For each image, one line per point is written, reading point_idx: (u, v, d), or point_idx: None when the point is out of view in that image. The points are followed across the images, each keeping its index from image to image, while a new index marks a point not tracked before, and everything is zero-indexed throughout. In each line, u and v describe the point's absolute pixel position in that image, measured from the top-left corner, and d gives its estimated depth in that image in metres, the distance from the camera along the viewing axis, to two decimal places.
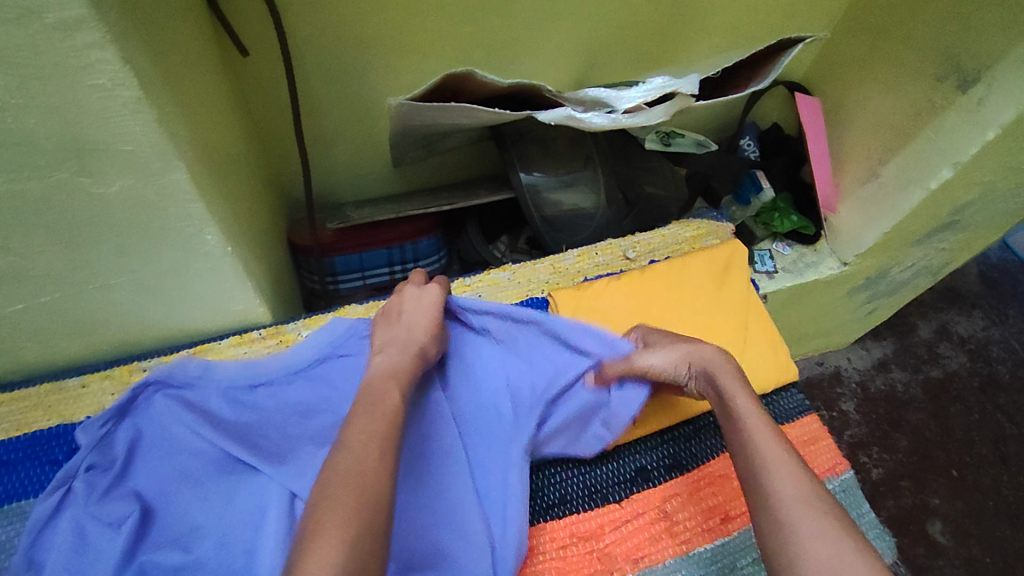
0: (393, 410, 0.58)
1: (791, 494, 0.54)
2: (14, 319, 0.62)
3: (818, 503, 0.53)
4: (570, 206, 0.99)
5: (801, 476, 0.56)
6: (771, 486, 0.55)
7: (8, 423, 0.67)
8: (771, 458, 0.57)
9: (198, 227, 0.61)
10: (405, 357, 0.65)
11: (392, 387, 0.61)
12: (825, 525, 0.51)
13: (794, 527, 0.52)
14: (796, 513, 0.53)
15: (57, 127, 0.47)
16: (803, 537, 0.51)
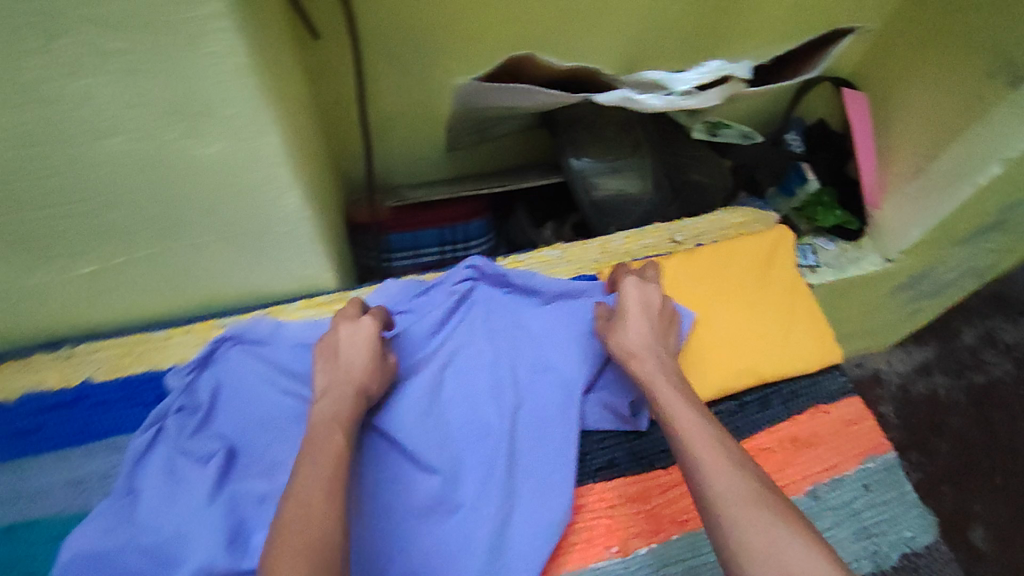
0: (339, 447, 0.58)
1: (726, 491, 0.52)
2: (116, 271, 0.70)
3: (755, 496, 0.52)
4: (616, 191, 1.01)
5: (734, 468, 0.54)
6: (706, 486, 0.54)
7: (104, 365, 0.75)
8: (701, 456, 0.56)
9: (282, 191, 0.65)
10: (351, 399, 0.64)
11: (336, 432, 0.60)
12: (763, 518, 0.50)
13: (732, 525, 0.50)
14: (733, 509, 0.51)
15: (172, 90, 0.52)
16: (741, 529, 0.50)
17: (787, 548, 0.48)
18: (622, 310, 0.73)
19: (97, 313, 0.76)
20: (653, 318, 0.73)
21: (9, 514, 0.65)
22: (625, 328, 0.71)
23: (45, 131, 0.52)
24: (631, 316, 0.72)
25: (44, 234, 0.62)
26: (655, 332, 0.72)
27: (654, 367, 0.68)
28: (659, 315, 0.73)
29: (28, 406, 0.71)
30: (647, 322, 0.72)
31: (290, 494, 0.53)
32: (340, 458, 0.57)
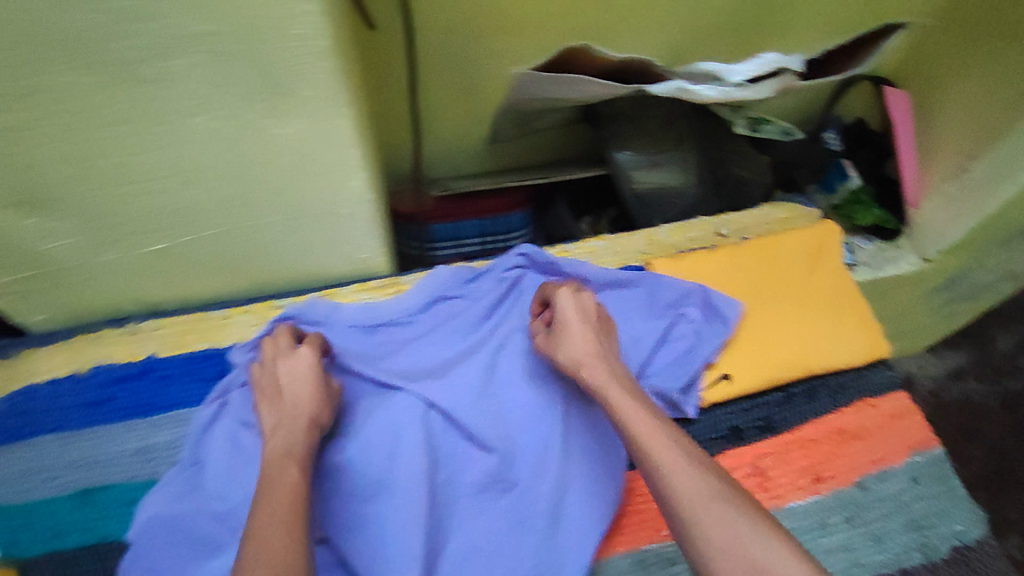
0: (292, 483, 0.58)
1: (689, 493, 0.53)
2: (184, 249, 0.73)
3: (713, 494, 0.53)
4: (658, 184, 1.01)
5: (694, 469, 0.55)
6: (668, 489, 0.54)
7: (167, 341, 0.80)
8: (661, 460, 0.56)
9: (348, 174, 0.67)
10: (302, 434, 0.63)
11: (291, 470, 0.59)
12: (724, 516, 0.51)
13: (697, 526, 0.51)
14: (696, 511, 0.52)
15: (258, 71, 0.54)
16: (704, 531, 0.51)
17: (748, 543, 0.49)
18: (563, 318, 0.71)
19: (163, 292, 0.80)
20: (593, 320, 0.72)
21: (87, 480, 0.71)
22: (570, 334, 0.70)
23: (139, 108, 0.55)
24: (572, 321, 0.71)
25: (124, 209, 0.65)
26: (597, 334, 0.71)
27: (603, 370, 0.67)
28: (597, 321, 0.73)
29: (99, 377, 0.76)
30: (589, 326, 0.71)
31: (250, 536, 0.53)
32: (298, 493, 0.57)
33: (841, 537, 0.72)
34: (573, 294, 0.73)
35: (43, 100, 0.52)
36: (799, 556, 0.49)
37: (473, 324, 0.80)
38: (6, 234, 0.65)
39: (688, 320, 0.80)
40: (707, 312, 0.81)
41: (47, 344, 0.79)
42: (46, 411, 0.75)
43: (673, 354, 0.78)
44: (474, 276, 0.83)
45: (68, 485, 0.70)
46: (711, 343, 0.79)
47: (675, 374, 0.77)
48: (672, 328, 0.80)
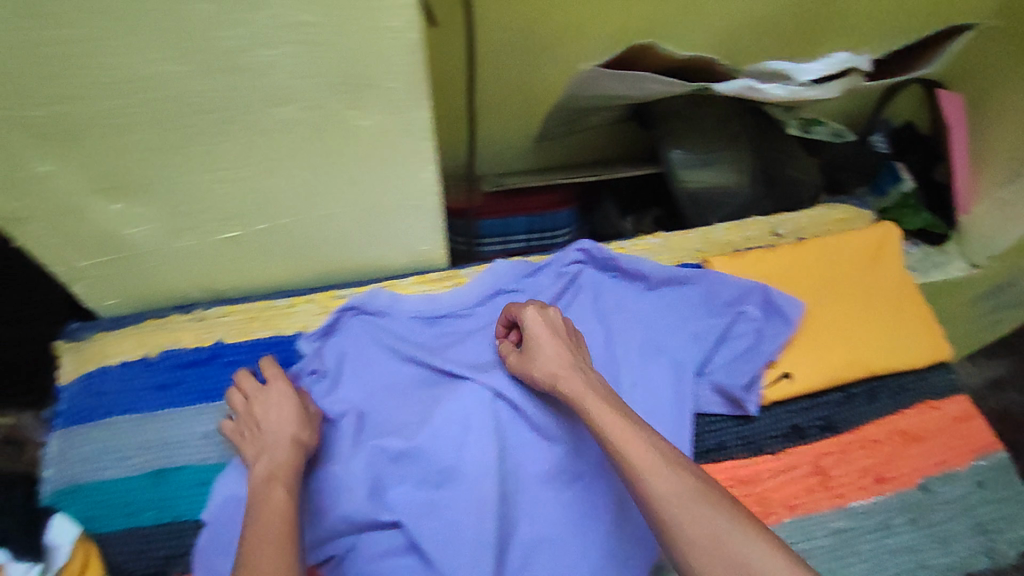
0: (280, 505, 0.57)
1: (668, 494, 0.51)
2: (255, 238, 0.75)
3: (694, 495, 0.51)
4: (710, 183, 1.01)
5: (671, 468, 0.53)
6: (649, 493, 0.52)
7: (232, 329, 0.81)
8: (637, 460, 0.54)
9: (420, 165, 0.68)
10: (285, 455, 0.63)
11: (276, 491, 0.59)
12: (706, 517, 0.49)
13: (679, 528, 0.49)
14: (677, 513, 0.50)
15: (349, 63, 0.55)
16: (688, 532, 0.49)
17: (730, 542, 0.47)
18: (533, 332, 0.69)
19: (228, 279, 0.82)
20: (563, 333, 0.70)
21: (159, 461, 0.73)
22: (540, 347, 0.68)
23: (229, 99, 0.56)
24: (543, 335, 0.69)
25: (204, 198, 0.67)
26: (569, 346, 0.69)
27: (578, 377, 0.65)
28: (565, 333, 0.70)
29: (169, 361, 0.79)
30: (561, 338, 0.69)
31: (242, 562, 0.52)
32: (282, 513, 0.57)
33: (905, 538, 0.71)
34: (539, 310, 0.71)
35: (140, 90, 0.54)
36: (779, 551, 0.47)
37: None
38: (90, 219, 0.67)
39: (749, 317, 0.80)
40: (768, 310, 0.81)
41: (118, 329, 0.82)
42: (119, 394, 0.77)
43: (735, 351, 0.79)
44: (533, 271, 0.84)
45: (141, 466, 0.73)
46: (774, 341, 0.79)
47: (738, 371, 0.77)
48: (733, 326, 0.80)
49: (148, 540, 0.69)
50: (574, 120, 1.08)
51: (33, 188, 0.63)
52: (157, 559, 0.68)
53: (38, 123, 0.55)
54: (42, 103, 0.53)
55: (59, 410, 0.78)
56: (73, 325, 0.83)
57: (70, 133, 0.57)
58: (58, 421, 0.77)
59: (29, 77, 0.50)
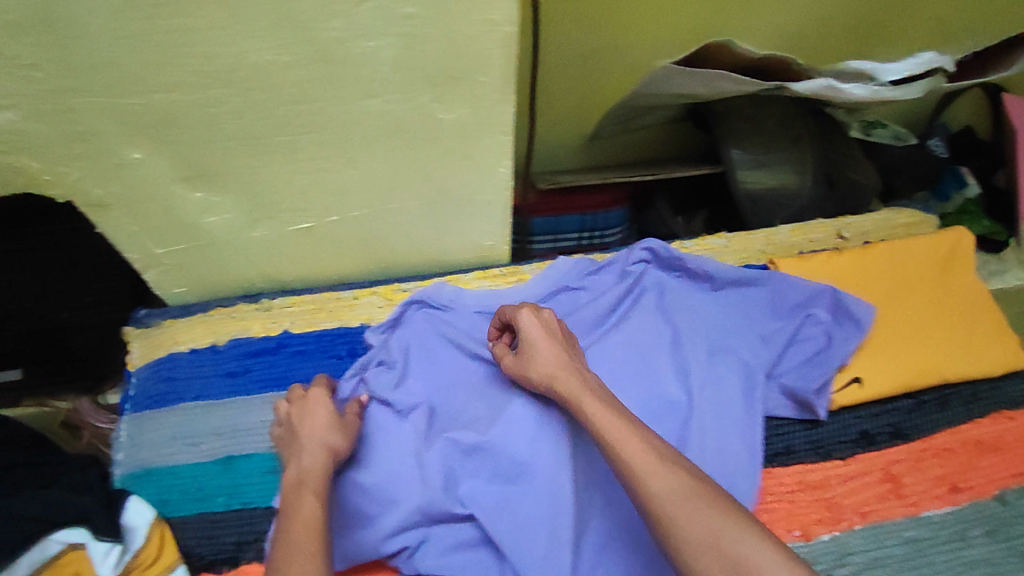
0: (311, 510, 0.56)
1: (664, 491, 0.50)
2: (327, 230, 0.76)
3: (692, 492, 0.50)
4: (771, 184, 1.00)
5: (668, 466, 0.52)
6: (646, 491, 0.51)
7: (298, 320, 0.82)
8: (635, 459, 0.53)
9: (498, 160, 0.69)
10: (316, 461, 0.62)
11: (307, 499, 0.57)
12: (704, 514, 0.48)
13: (678, 529, 0.48)
14: (674, 510, 0.49)
15: (442, 57, 0.55)
16: (686, 530, 0.48)
17: (729, 538, 0.46)
18: (529, 335, 0.68)
19: (295, 270, 0.83)
20: (559, 335, 0.69)
21: (229, 448, 0.74)
22: (537, 349, 0.67)
23: (321, 88, 0.57)
24: (540, 336, 0.68)
25: (283, 188, 0.68)
26: (565, 348, 0.68)
27: (575, 378, 0.64)
28: (561, 333, 0.70)
29: (237, 350, 0.80)
30: (557, 340, 0.68)
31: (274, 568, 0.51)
32: (314, 521, 0.55)
33: (982, 552, 0.68)
34: (533, 312, 0.70)
35: (235, 79, 0.54)
36: (779, 548, 0.46)
37: (602, 315, 0.80)
38: (172, 207, 0.68)
39: (817, 321, 0.80)
40: (836, 313, 0.80)
41: (186, 317, 0.83)
42: (188, 381, 0.79)
43: (804, 355, 0.78)
44: (596, 269, 0.84)
45: (211, 452, 0.74)
46: (844, 345, 0.78)
47: (809, 375, 0.77)
48: (800, 329, 0.80)
49: (218, 526, 0.70)
50: (628, 119, 1.06)
51: (125, 174, 0.63)
52: (226, 545, 0.69)
53: (134, 110, 0.56)
54: (143, 91, 0.54)
55: (127, 396, 0.79)
56: (141, 312, 0.84)
57: (163, 122, 0.58)
58: (127, 406, 0.78)
59: (135, 66, 0.52)
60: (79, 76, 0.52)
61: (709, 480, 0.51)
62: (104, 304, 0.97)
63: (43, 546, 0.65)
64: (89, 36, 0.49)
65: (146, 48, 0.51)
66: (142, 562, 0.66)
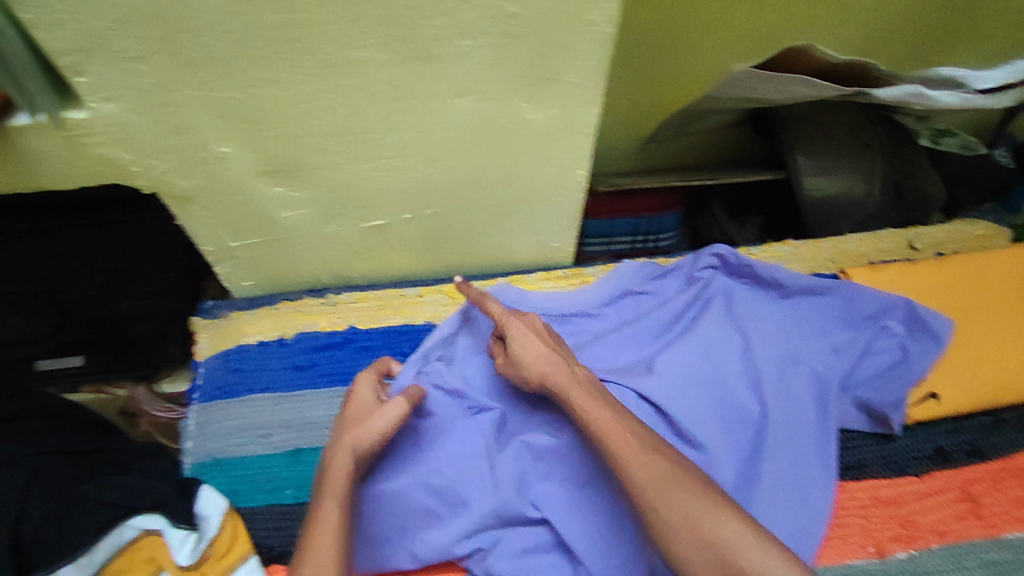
0: (335, 517, 0.54)
1: (644, 478, 0.53)
2: (397, 228, 0.76)
3: (670, 478, 0.53)
4: (839, 192, 0.98)
5: (648, 452, 0.55)
6: (627, 476, 0.54)
7: (364, 316, 0.83)
8: (618, 446, 0.56)
9: (576, 162, 0.69)
10: (342, 460, 0.58)
11: (327, 505, 0.55)
12: (682, 499, 0.51)
13: (657, 512, 0.51)
14: (653, 496, 0.52)
15: (538, 56, 0.55)
16: (665, 514, 0.51)
17: (705, 522, 0.49)
18: (514, 334, 0.67)
19: (362, 267, 0.84)
20: (544, 333, 0.69)
21: (300, 440, 0.75)
22: (524, 346, 0.66)
23: (415, 85, 0.57)
24: (524, 334, 0.67)
25: (363, 185, 0.69)
26: (553, 344, 0.68)
27: (562, 371, 0.63)
28: (545, 331, 0.69)
29: (304, 343, 0.82)
30: (544, 337, 0.68)
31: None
32: (336, 529, 0.53)
33: None
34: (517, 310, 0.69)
35: (334, 73, 0.55)
36: (748, 526, 0.50)
37: (669, 321, 0.79)
38: (253, 201, 0.69)
39: (892, 333, 0.78)
40: (912, 325, 0.79)
41: (252, 309, 0.84)
42: (257, 372, 0.80)
43: (880, 367, 0.77)
44: (661, 273, 0.83)
45: (282, 444, 0.75)
46: (921, 359, 0.77)
47: (884, 389, 0.75)
48: (875, 340, 0.78)
49: (290, 518, 0.71)
50: (687, 123, 1.04)
51: (211, 168, 0.64)
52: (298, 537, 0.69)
53: (230, 104, 0.57)
54: (242, 86, 0.55)
55: (195, 385, 0.80)
56: (207, 303, 0.85)
57: (256, 116, 0.59)
58: (196, 396, 0.79)
59: (239, 60, 0.53)
60: (185, 71, 0.53)
61: (688, 465, 0.54)
62: (161, 292, 1.00)
63: (118, 532, 0.66)
64: (200, 30, 0.50)
65: (252, 43, 0.51)
66: (218, 549, 0.67)
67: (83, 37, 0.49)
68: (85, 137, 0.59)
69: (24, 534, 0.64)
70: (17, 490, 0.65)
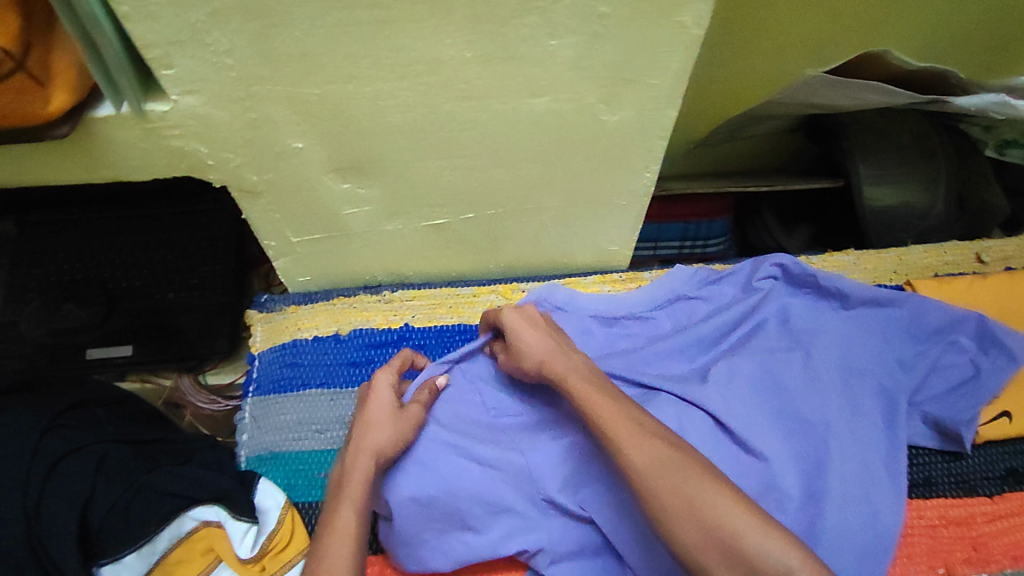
0: (348, 521, 0.57)
1: (643, 462, 0.53)
2: (459, 227, 0.76)
3: (670, 462, 0.52)
4: (900, 203, 0.95)
5: (647, 439, 0.54)
6: (625, 460, 0.54)
7: (419, 314, 0.84)
8: (616, 432, 0.55)
9: (646, 165, 0.68)
10: (361, 463, 0.61)
11: (344, 508, 0.58)
12: (681, 483, 0.50)
13: (655, 497, 0.51)
14: (651, 479, 0.51)
15: (622, 58, 0.55)
16: (665, 499, 0.50)
17: (704, 505, 0.49)
18: (513, 327, 0.69)
19: (418, 265, 0.84)
20: (544, 324, 0.70)
21: None
22: (522, 339, 0.67)
23: (497, 85, 0.57)
24: (521, 328, 0.68)
25: (429, 183, 0.68)
26: (552, 334, 0.69)
27: (563, 362, 0.64)
28: (545, 322, 0.70)
29: (361, 339, 0.82)
30: (542, 329, 0.69)
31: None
32: (350, 533, 0.56)
33: None
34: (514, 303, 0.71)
35: (415, 71, 0.55)
36: (751, 510, 0.49)
37: (726, 327, 0.77)
38: (319, 197, 0.69)
39: (961, 348, 0.76)
40: (981, 342, 0.77)
41: (309, 304, 0.84)
42: (314, 367, 0.80)
43: (946, 384, 0.75)
44: (716, 278, 0.82)
45: (341, 440, 0.76)
46: (992, 377, 0.75)
47: (956, 407, 0.74)
48: (943, 356, 0.76)
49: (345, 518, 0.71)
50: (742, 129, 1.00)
51: (283, 164, 0.64)
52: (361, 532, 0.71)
53: (309, 99, 0.57)
54: (323, 81, 0.55)
55: (250, 378, 0.80)
56: (263, 297, 0.85)
57: (333, 112, 0.58)
58: (251, 388, 0.79)
59: (324, 56, 0.53)
60: (269, 65, 0.53)
61: (689, 451, 0.54)
62: (208, 285, 1.01)
63: (178, 523, 0.66)
64: (290, 24, 0.50)
65: (339, 38, 0.51)
66: (276, 543, 0.67)
67: (175, 29, 0.50)
68: (163, 129, 0.59)
69: (92, 522, 0.64)
70: (84, 475, 0.66)
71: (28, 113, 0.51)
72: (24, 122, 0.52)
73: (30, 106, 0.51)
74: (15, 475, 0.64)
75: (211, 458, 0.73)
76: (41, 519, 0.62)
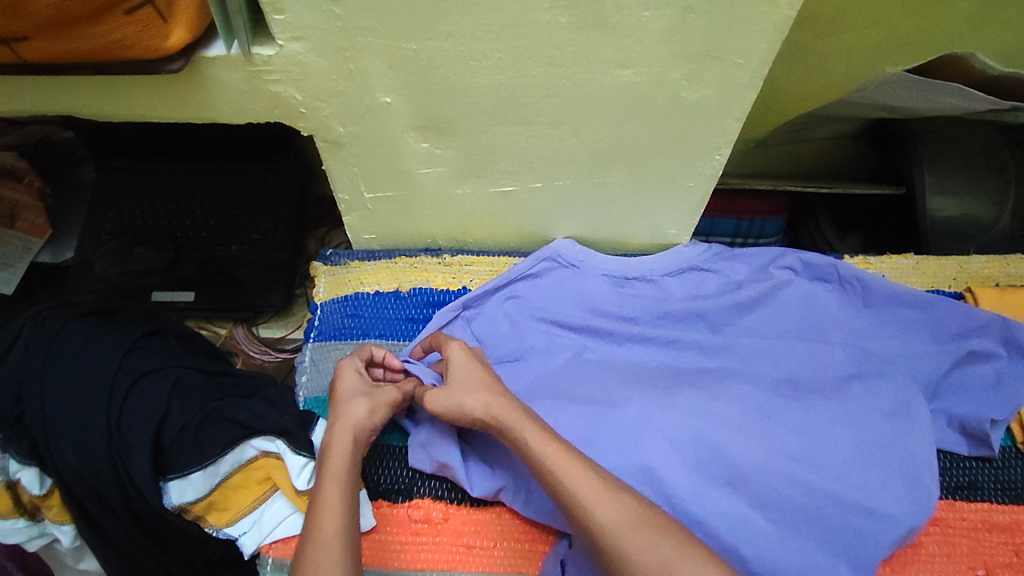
0: (337, 501, 0.61)
1: (610, 521, 0.57)
2: (524, 196, 0.78)
3: (638, 521, 0.57)
4: (961, 215, 0.95)
5: (614, 496, 0.59)
6: (592, 520, 0.58)
7: (477, 279, 0.86)
8: (583, 492, 0.59)
9: (717, 147, 0.70)
10: (340, 440, 0.65)
11: (330, 486, 0.62)
12: (652, 544, 0.56)
13: (625, 553, 0.55)
14: (621, 540, 0.56)
15: (710, 35, 0.57)
16: (636, 559, 0.55)
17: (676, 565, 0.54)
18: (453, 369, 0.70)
19: (480, 232, 0.86)
20: (483, 364, 0.72)
21: None
22: (465, 382, 0.68)
23: (584, 52, 0.59)
24: (465, 367, 0.70)
25: (504, 148, 0.71)
26: (488, 372, 0.71)
27: (513, 408, 0.66)
28: (483, 363, 0.71)
29: (420, 298, 0.86)
30: (480, 367, 0.70)
31: (307, 556, 0.57)
32: (339, 511, 0.60)
33: None
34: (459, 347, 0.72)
35: (510, 33, 0.57)
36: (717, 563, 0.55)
37: (741, 303, 0.80)
38: (400, 154, 0.72)
39: (991, 354, 0.77)
40: (1008, 347, 0.78)
41: (372, 261, 0.87)
42: (372, 320, 0.84)
43: (968, 388, 0.77)
44: (726, 253, 0.85)
45: None
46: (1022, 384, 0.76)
47: (981, 405, 0.75)
48: (967, 362, 0.78)
49: (400, 460, 0.75)
50: (801, 130, 1.02)
51: (370, 117, 0.67)
52: (402, 477, 0.74)
53: (404, 55, 0.60)
54: (420, 37, 0.58)
55: (313, 325, 0.85)
56: (329, 250, 0.88)
57: (425, 69, 0.61)
58: (312, 334, 0.84)
59: (426, 11, 0.55)
60: (373, 17, 0.56)
61: (654, 509, 0.59)
62: (270, 240, 1.05)
63: (240, 450, 0.70)
64: None
65: None
66: None
67: None
68: (266, 73, 0.62)
69: (164, 439, 0.68)
70: (159, 397, 0.69)
71: (150, 45, 0.55)
72: (144, 55, 0.56)
73: (151, 40, 0.55)
74: (100, 389, 0.68)
75: (274, 395, 0.76)
76: (122, 430, 0.67)
